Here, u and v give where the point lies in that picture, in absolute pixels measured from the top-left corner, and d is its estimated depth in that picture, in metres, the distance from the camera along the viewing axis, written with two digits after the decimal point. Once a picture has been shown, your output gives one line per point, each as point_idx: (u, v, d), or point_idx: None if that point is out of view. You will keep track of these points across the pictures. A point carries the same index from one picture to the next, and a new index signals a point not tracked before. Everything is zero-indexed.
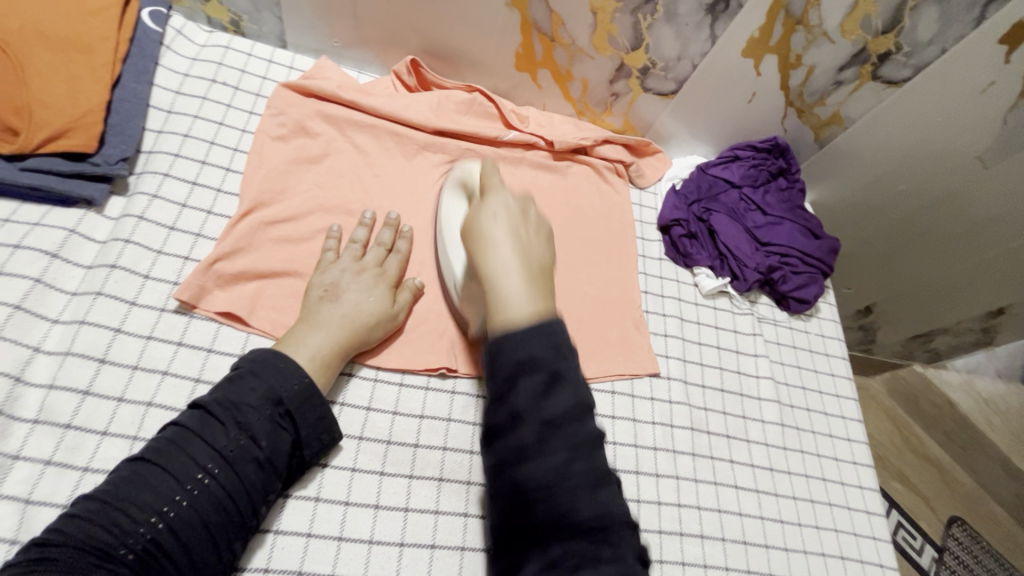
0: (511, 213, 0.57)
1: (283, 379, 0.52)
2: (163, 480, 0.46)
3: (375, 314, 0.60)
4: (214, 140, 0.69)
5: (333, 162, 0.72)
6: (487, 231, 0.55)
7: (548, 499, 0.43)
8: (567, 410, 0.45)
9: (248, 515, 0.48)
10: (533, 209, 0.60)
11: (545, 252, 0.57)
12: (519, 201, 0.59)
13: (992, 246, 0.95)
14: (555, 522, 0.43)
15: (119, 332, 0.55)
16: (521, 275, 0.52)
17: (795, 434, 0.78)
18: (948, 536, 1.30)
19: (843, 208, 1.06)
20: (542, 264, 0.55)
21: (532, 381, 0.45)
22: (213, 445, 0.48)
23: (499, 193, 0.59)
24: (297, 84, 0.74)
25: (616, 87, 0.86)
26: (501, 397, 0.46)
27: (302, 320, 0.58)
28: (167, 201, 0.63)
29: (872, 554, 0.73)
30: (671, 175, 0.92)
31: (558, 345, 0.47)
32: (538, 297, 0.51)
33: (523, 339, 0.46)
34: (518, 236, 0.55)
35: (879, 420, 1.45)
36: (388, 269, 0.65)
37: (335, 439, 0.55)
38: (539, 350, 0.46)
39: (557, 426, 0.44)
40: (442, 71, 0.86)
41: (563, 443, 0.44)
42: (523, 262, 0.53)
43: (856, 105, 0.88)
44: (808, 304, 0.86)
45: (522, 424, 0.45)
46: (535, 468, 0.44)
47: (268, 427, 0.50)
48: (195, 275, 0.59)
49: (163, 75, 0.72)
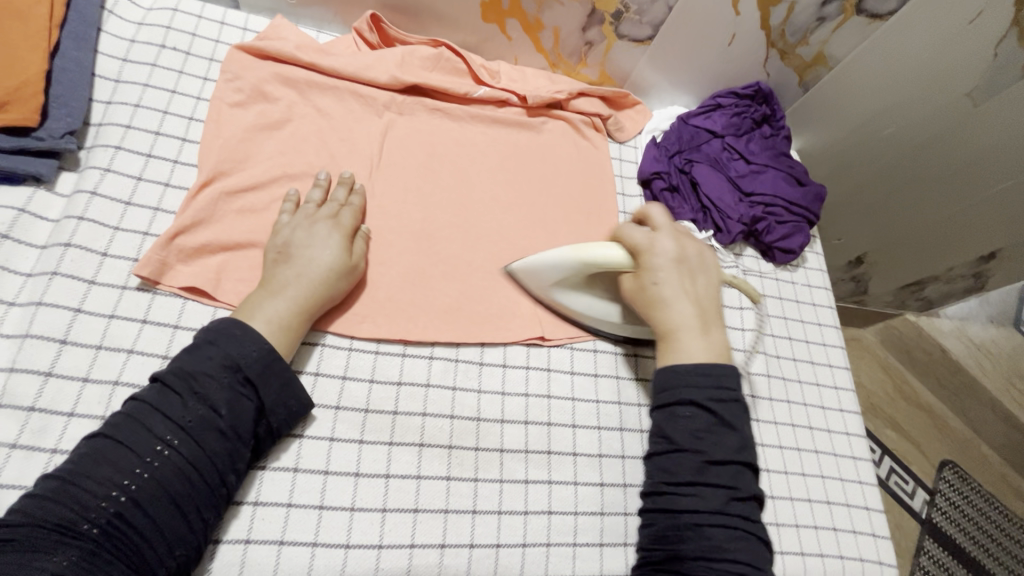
0: (680, 261, 0.61)
1: (240, 347, 0.51)
2: (121, 455, 0.45)
3: (333, 267, 0.58)
4: (168, 109, 0.66)
5: (296, 128, 0.69)
6: (665, 289, 0.59)
7: (699, 528, 0.51)
8: (724, 456, 0.53)
9: (216, 484, 0.47)
10: (696, 252, 0.63)
11: (709, 293, 0.62)
12: (684, 248, 0.62)
13: (981, 190, 0.94)
14: (706, 547, 0.50)
15: (78, 311, 0.53)
16: (702, 329, 0.59)
17: (781, 384, 0.78)
18: (939, 479, 1.32)
19: (830, 156, 1.04)
20: (711, 298, 0.61)
21: (695, 419, 0.54)
22: (170, 416, 0.47)
23: (662, 242, 0.61)
24: (252, 46, 0.71)
25: (589, 36, 0.82)
26: (664, 428, 0.55)
27: (260, 287, 0.57)
28: (121, 175, 0.61)
29: (857, 498, 0.74)
30: (651, 127, 0.89)
31: (726, 395, 0.55)
32: (719, 346, 0.59)
33: (693, 380, 0.55)
34: (687, 283, 0.61)
35: (872, 368, 1.45)
36: (341, 218, 0.62)
37: (302, 404, 0.53)
38: (703, 396, 0.55)
39: (715, 467, 0.53)
40: (406, 27, 0.82)
41: (717, 485, 0.52)
42: (699, 315, 0.59)
43: (840, 43, 0.84)
44: (794, 254, 0.85)
45: (680, 455, 0.54)
46: (687, 498, 0.52)
47: (227, 395, 0.49)
48: (155, 249, 0.57)
49: (107, 42, 0.68)
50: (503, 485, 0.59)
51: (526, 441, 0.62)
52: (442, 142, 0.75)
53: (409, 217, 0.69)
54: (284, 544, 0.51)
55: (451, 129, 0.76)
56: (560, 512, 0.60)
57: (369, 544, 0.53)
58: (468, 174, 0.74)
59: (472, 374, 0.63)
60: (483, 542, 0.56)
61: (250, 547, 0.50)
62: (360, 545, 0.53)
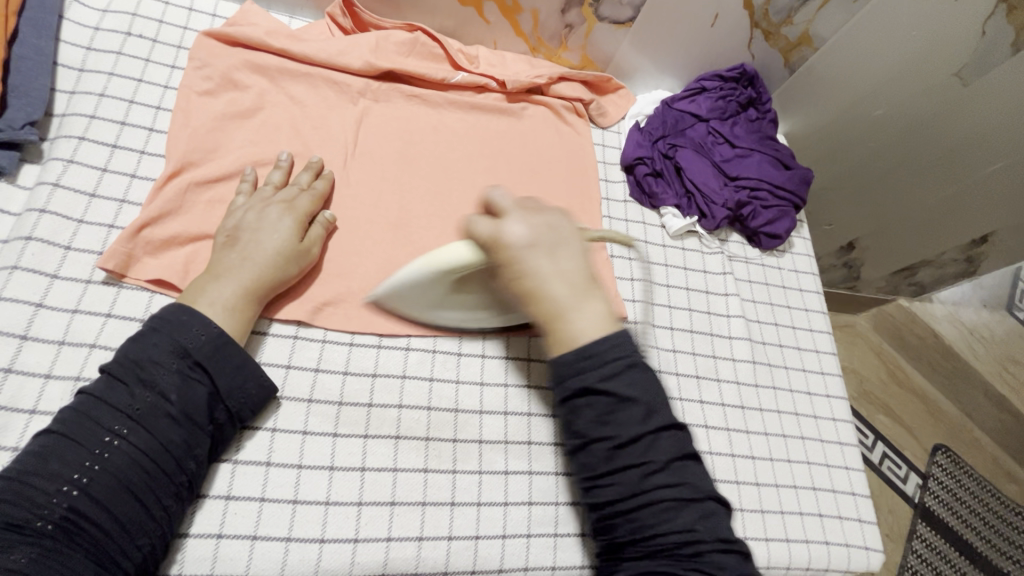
0: (545, 237, 0.52)
1: (188, 332, 0.50)
2: (70, 448, 0.44)
3: (281, 250, 0.57)
4: (134, 98, 0.64)
5: (267, 116, 0.68)
6: (532, 278, 0.51)
7: (626, 513, 0.48)
8: (634, 431, 0.48)
9: (173, 471, 0.47)
10: (556, 220, 0.54)
11: (583, 261, 0.54)
12: (537, 221, 0.53)
13: (971, 171, 0.93)
14: (635, 529, 0.48)
15: (40, 307, 0.52)
16: (579, 304, 0.51)
17: (767, 370, 0.77)
18: (932, 463, 1.32)
19: (816, 139, 1.02)
20: (584, 265, 0.53)
21: (594, 407, 0.49)
22: (117, 406, 0.46)
23: (511, 227, 0.51)
24: (221, 33, 0.69)
25: (569, 18, 0.80)
26: (569, 422, 0.50)
27: (207, 270, 0.56)
28: (85, 166, 0.59)
29: (844, 484, 0.73)
30: (635, 112, 0.87)
31: (614, 369, 0.49)
32: (605, 316, 0.52)
33: (580, 369, 0.49)
34: (554, 260, 0.52)
35: (864, 354, 1.44)
36: (296, 201, 0.61)
37: (262, 387, 0.53)
38: (594, 381, 0.49)
39: (628, 447, 0.48)
40: (382, 12, 0.80)
41: (631, 466, 0.48)
42: (573, 292, 0.52)
43: (826, 23, 0.83)
44: (781, 239, 0.84)
45: (589, 446, 0.49)
46: (608, 485, 0.49)
47: (177, 381, 0.49)
48: (120, 242, 0.55)
49: (70, 30, 0.66)
50: (481, 476, 0.58)
51: (505, 432, 0.61)
52: (419, 130, 0.73)
53: (386, 206, 0.67)
54: (257, 539, 0.50)
55: (428, 115, 0.74)
56: (541, 503, 0.59)
57: (344, 538, 0.52)
58: (447, 162, 0.72)
59: (450, 365, 0.62)
60: (461, 535, 0.55)
61: (221, 543, 0.49)
62: (335, 539, 0.52)
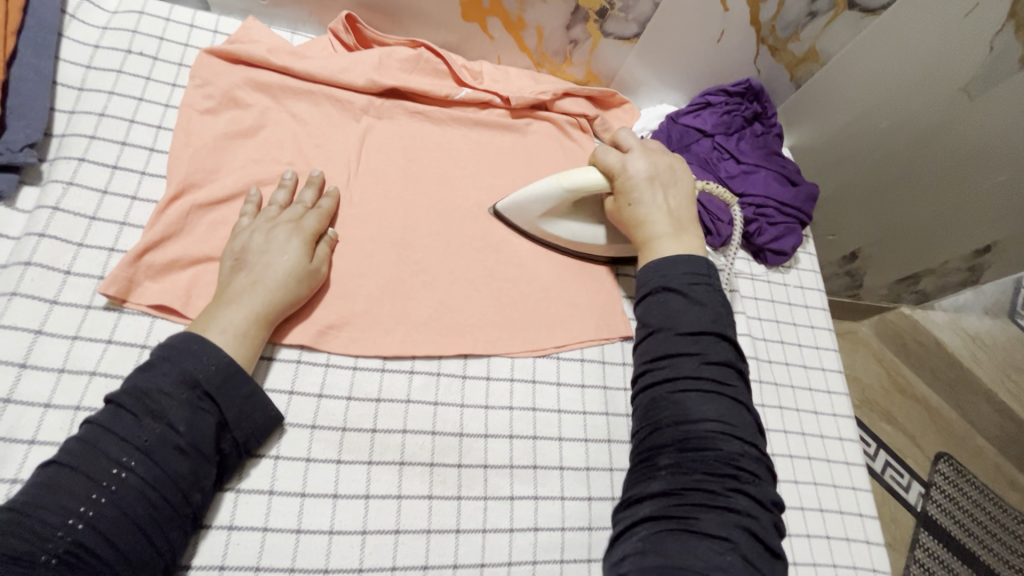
0: (659, 178, 0.65)
1: (199, 362, 0.49)
2: (76, 481, 0.43)
3: (290, 272, 0.56)
4: (134, 117, 0.63)
5: (269, 135, 0.67)
6: (643, 204, 0.64)
7: (675, 395, 0.54)
8: (700, 326, 0.56)
9: (179, 504, 0.46)
10: (675, 170, 0.67)
11: (687, 205, 0.66)
12: (659, 163, 0.66)
13: (975, 183, 0.92)
14: (678, 413, 0.53)
15: (39, 334, 0.51)
16: (675, 234, 0.63)
17: (773, 390, 0.76)
18: (934, 471, 1.32)
19: (822, 151, 1.01)
20: (686, 207, 0.65)
21: (667, 302, 0.58)
22: (125, 437, 0.45)
23: (635, 161, 0.65)
24: (222, 50, 0.68)
25: (574, 34, 0.80)
26: (643, 316, 0.59)
27: (215, 297, 0.55)
28: (85, 188, 0.58)
29: (851, 505, 0.72)
30: (640, 127, 0.87)
31: (689, 277, 0.59)
32: (692, 246, 0.63)
33: (663, 272, 0.60)
34: (665, 194, 0.65)
35: (867, 361, 1.44)
36: (303, 222, 0.60)
37: (269, 417, 0.52)
38: (672, 281, 0.59)
39: (687, 336, 0.56)
40: (385, 28, 0.79)
41: (689, 354, 0.55)
42: (672, 223, 0.64)
43: (831, 39, 0.82)
44: (787, 256, 0.83)
45: (655, 336, 0.57)
46: (665, 369, 0.55)
47: (185, 411, 0.48)
48: (121, 268, 0.55)
49: (69, 48, 0.65)
50: (487, 502, 0.58)
51: (511, 456, 0.60)
52: (423, 147, 0.72)
53: (390, 225, 0.67)
54: (259, 570, 0.49)
55: (431, 132, 0.74)
56: (547, 528, 0.58)
57: (349, 567, 0.52)
58: (450, 180, 0.72)
59: (455, 388, 0.62)
60: (466, 562, 0.55)
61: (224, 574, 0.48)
62: (339, 569, 0.51)
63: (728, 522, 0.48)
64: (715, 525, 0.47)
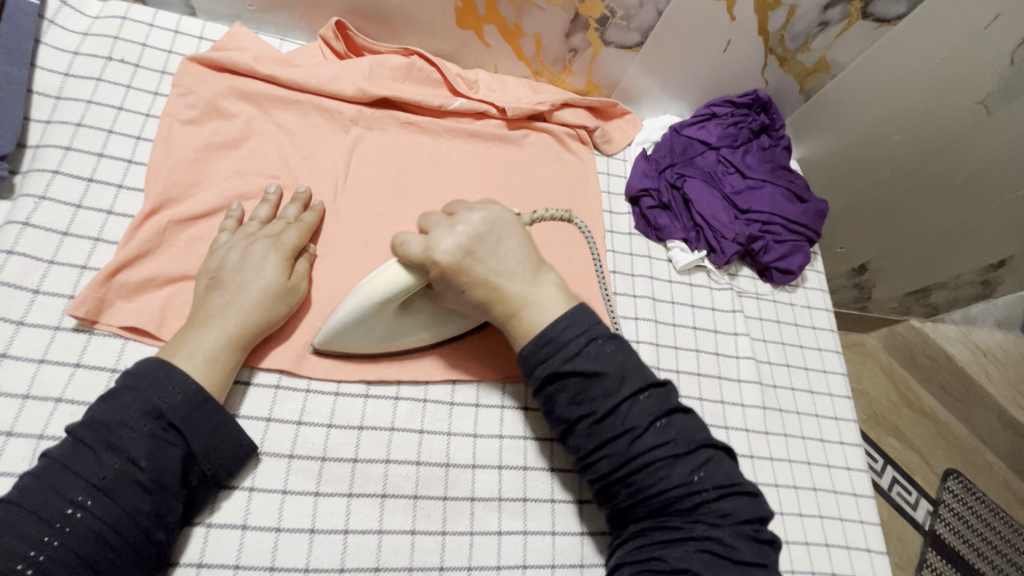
0: (483, 235, 0.55)
1: (164, 392, 0.47)
2: (28, 522, 0.41)
3: (268, 293, 0.54)
4: (113, 128, 0.61)
5: (254, 146, 0.64)
6: (484, 278, 0.53)
7: (623, 480, 0.50)
8: (609, 403, 0.50)
9: (139, 544, 0.43)
10: (493, 218, 0.56)
11: (524, 244, 0.56)
12: (475, 221, 0.55)
13: (990, 198, 0.89)
14: (634, 494, 0.50)
15: (3, 357, 0.49)
16: (533, 286, 0.55)
17: (777, 416, 0.73)
18: (943, 489, 1.27)
19: (832, 163, 0.98)
20: (525, 249, 0.56)
21: (566, 390, 0.51)
22: (82, 473, 0.43)
23: (441, 237, 0.53)
24: (206, 57, 0.65)
25: (573, 42, 0.77)
26: (550, 409, 0.52)
27: (190, 317, 0.52)
28: (58, 203, 0.56)
29: (859, 540, 0.69)
30: (642, 138, 0.83)
31: (576, 348, 0.51)
32: (554, 287, 0.55)
33: (545, 356, 0.51)
34: (494, 253, 0.54)
35: (874, 375, 1.40)
36: (282, 236, 0.57)
37: (240, 448, 0.49)
38: (559, 365, 0.51)
39: (608, 420, 0.50)
40: (378, 35, 0.76)
41: (615, 437, 0.49)
42: (523, 282, 0.55)
43: (843, 49, 0.79)
44: (793, 275, 0.80)
45: (574, 428, 0.51)
46: (599, 461, 0.50)
47: (148, 445, 0.45)
48: (92, 287, 0.52)
49: (47, 55, 0.63)
50: (473, 537, 0.55)
51: (499, 488, 0.57)
52: (414, 159, 0.70)
53: (378, 242, 0.64)
54: None
55: (424, 143, 0.71)
56: (536, 565, 0.55)
57: None
58: (442, 193, 0.69)
59: (443, 415, 0.59)
60: None
61: None
62: None
63: (688, 553, 0.47)
64: (674, 558, 0.47)
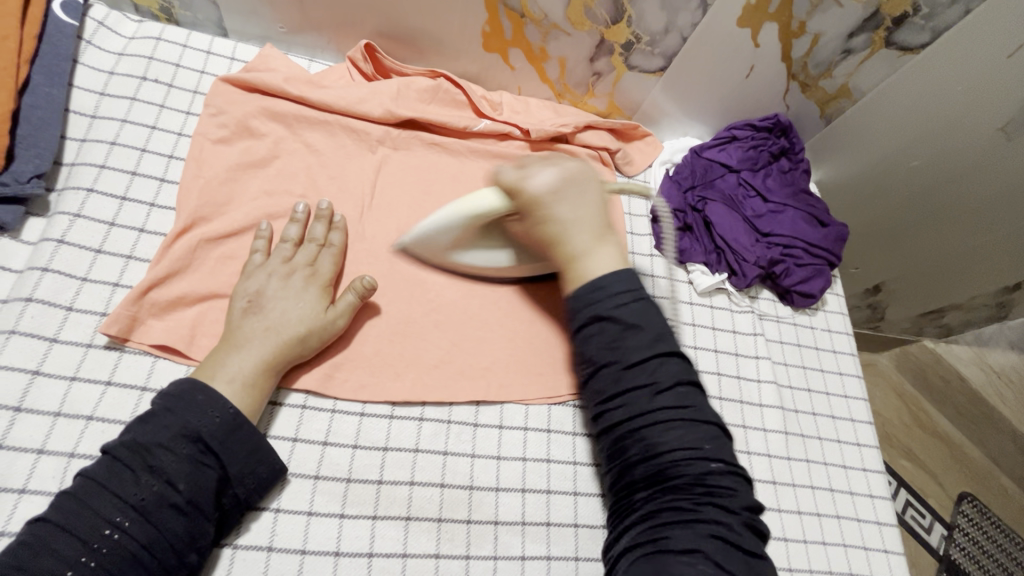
0: (574, 187, 0.55)
1: (201, 414, 0.47)
2: (66, 543, 0.41)
3: (305, 321, 0.54)
4: (146, 146, 0.62)
5: (283, 165, 0.65)
6: (556, 223, 0.54)
7: (636, 431, 0.50)
8: (641, 354, 0.51)
9: (172, 566, 0.43)
10: (580, 177, 0.56)
11: (600, 209, 0.56)
12: (567, 169, 0.56)
13: (1004, 223, 0.89)
14: (644, 448, 0.50)
15: (36, 375, 0.49)
16: (593, 249, 0.55)
17: (800, 442, 0.72)
18: (957, 513, 1.26)
19: (851, 187, 0.98)
20: (600, 211, 0.56)
21: (603, 333, 0.52)
22: (121, 495, 0.43)
23: (537, 173, 0.54)
24: (238, 78, 0.66)
25: (597, 66, 0.78)
26: (580, 351, 0.53)
27: (223, 340, 0.53)
28: (92, 220, 0.56)
29: (883, 570, 0.68)
30: (663, 159, 0.84)
31: (625, 299, 0.52)
32: (617, 255, 0.55)
33: (588, 300, 0.53)
34: (576, 204, 0.55)
35: (886, 394, 1.38)
36: (320, 268, 0.58)
37: (271, 471, 0.49)
38: (600, 309, 0.52)
39: (634, 369, 0.51)
40: (404, 56, 0.77)
41: (638, 386, 0.50)
42: (590, 237, 0.55)
43: (865, 76, 0.80)
44: (814, 299, 0.79)
45: (598, 372, 0.52)
46: (618, 408, 0.51)
47: (185, 468, 0.45)
48: (124, 305, 0.53)
49: (84, 75, 0.64)
50: (496, 562, 0.54)
51: (523, 512, 0.57)
52: (439, 179, 0.70)
53: (403, 262, 0.64)
54: None
55: (448, 164, 0.72)
56: None
57: None
58: None
59: (467, 437, 0.59)
60: None
61: None
62: None
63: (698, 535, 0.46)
64: (686, 541, 0.45)
